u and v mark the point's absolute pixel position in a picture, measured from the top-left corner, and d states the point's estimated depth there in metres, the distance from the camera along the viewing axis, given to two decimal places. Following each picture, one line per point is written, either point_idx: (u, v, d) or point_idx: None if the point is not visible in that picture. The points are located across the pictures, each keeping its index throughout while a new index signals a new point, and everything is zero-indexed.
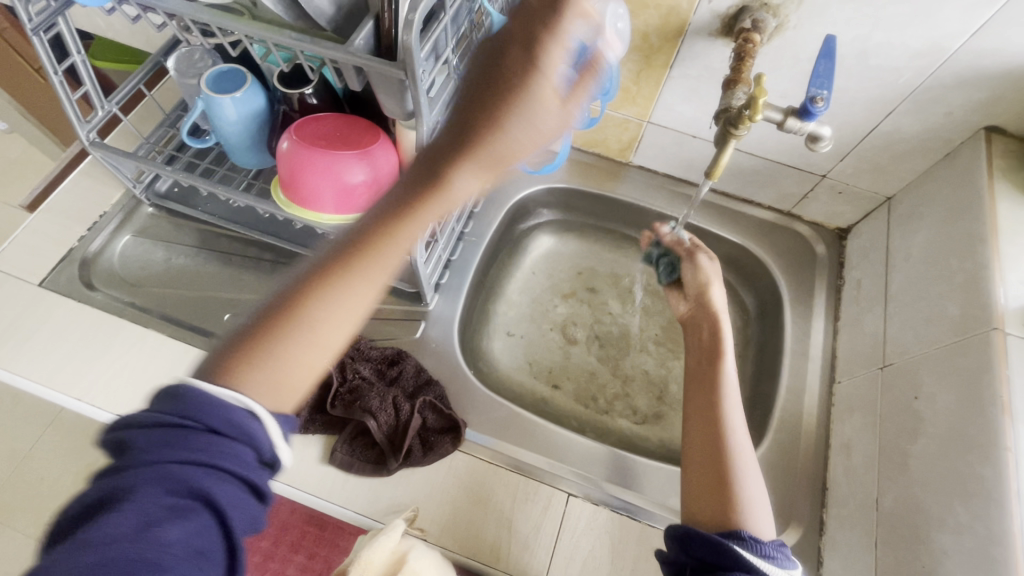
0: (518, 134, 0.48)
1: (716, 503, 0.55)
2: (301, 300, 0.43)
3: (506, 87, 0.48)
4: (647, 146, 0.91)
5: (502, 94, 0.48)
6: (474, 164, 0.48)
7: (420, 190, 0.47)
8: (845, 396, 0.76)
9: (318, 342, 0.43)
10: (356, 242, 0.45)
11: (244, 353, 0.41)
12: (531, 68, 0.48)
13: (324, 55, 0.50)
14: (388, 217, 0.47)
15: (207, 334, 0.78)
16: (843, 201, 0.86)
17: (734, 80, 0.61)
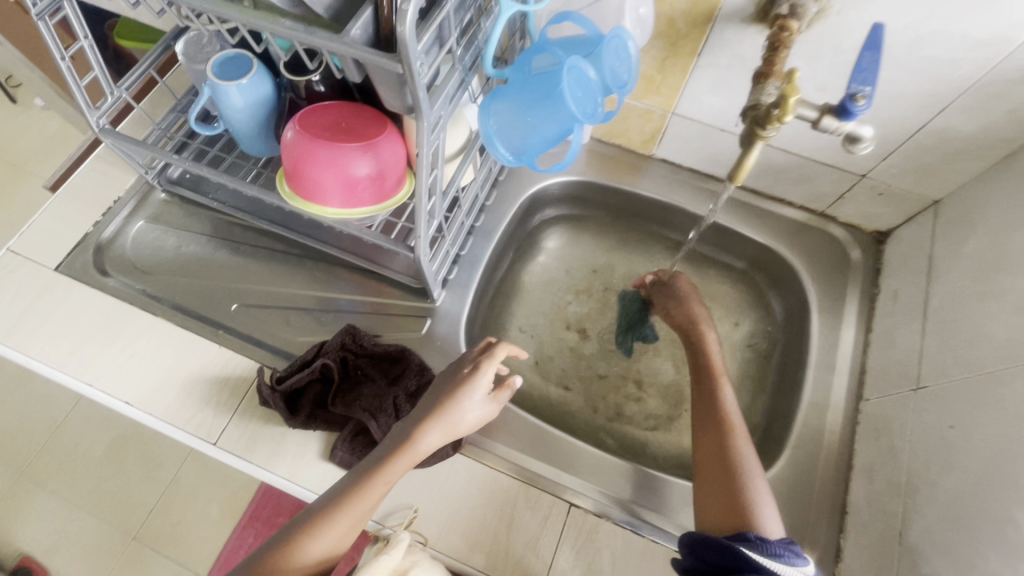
0: (473, 410, 0.65)
1: (725, 509, 0.59)
2: (324, 514, 0.58)
3: (456, 387, 0.66)
4: (671, 138, 0.85)
5: (458, 386, 0.65)
6: (438, 426, 0.63)
7: (394, 449, 0.62)
8: (872, 416, 0.71)
9: (338, 535, 0.57)
10: (377, 455, 0.63)
11: (300, 536, 0.57)
12: (467, 376, 0.66)
13: (318, 46, 0.47)
14: (373, 463, 0.62)
15: (215, 324, 0.78)
16: (884, 203, 0.79)
17: (765, 73, 0.56)
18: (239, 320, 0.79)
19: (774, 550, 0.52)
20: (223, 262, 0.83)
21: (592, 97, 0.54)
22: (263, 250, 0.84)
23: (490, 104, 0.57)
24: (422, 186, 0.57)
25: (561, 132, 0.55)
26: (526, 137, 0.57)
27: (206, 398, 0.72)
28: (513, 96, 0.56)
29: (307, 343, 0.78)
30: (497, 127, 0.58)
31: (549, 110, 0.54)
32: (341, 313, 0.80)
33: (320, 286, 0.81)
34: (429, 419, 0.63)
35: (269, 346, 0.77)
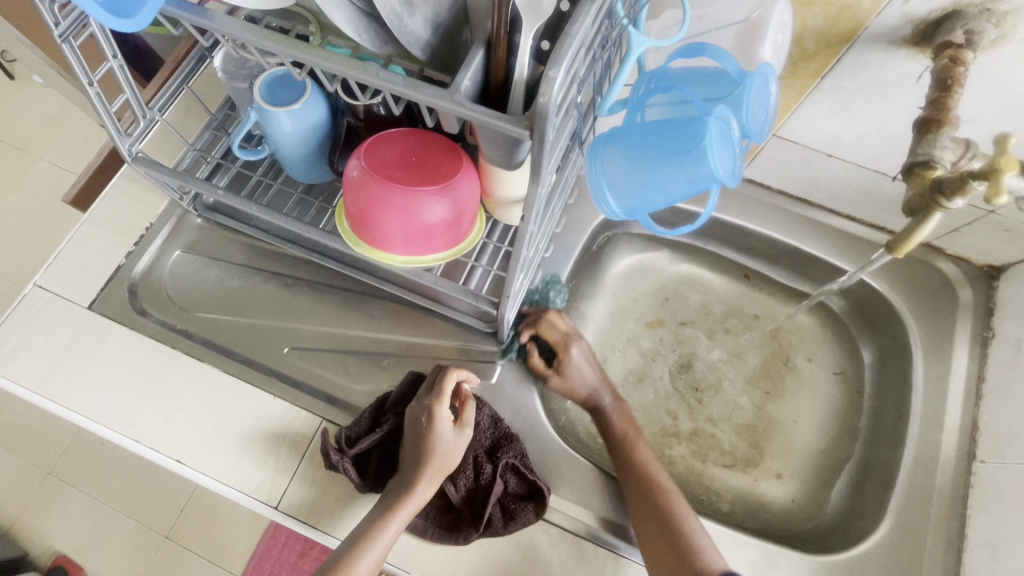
0: (453, 447, 0.63)
1: (670, 549, 0.59)
2: None
3: (423, 433, 0.63)
4: (765, 160, 0.76)
5: (426, 437, 0.62)
6: (428, 473, 0.61)
7: (385, 510, 0.60)
8: (991, 482, 0.65)
9: None
10: (372, 515, 0.61)
11: None
12: (429, 419, 0.63)
13: (420, 101, 0.38)
14: (368, 525, 0.60)
15: (266, 370, 0.72)
16: (1008, 240, 0.70)
17: (936, 119, 0.47)
18: (292, 365, 0.72)
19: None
20: (270, 298, 0.76)
21: (733, 153, 0.45)
22: (311, 283, 0.76)
23: (604, 152, 0.48)
24: (523, 237, 0.50)
25: (691, 189, 0.47)
26: (645, 194, 0.48)
27: (262, 454, 0.67)
28: (633, 145, 0.47)
29: (367, 392, 0.71)
30: (610, 177, 0.49)
31: (683, 167, 0.45)
32: (402, 357, 0.73)
33: (377, 327, 0.74)
34: (416, 471, 0.62)
35: (326, 395, 0.70)
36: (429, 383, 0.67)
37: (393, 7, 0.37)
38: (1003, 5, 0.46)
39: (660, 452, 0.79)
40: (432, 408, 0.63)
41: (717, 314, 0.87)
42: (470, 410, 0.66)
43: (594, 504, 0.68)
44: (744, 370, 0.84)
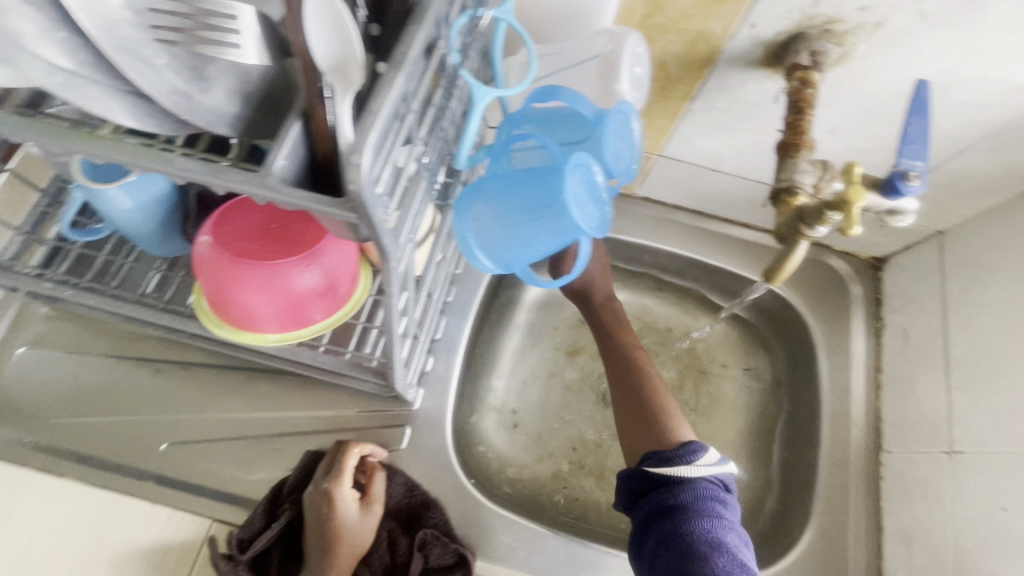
0: (368, 526, 0.58)
1: (643, 425, 0.58)
2: None
3: (325, 521, 0.56)
4: (655, 178, 0.75)
5: (329, 525, 0.56)
6: (339, 562, 0.56)
7: None
8: (899, 473, 0.67)
9: None
10: None
11: None
12: (329, 505, 0.56)
13: (229, 189, 0.33)
14: None
15: (140, 474, 0.63)
16: (885, 233, 0.73)
17: (792, 144, 0.47)
18: (171, 463, 0.64)
19: (672, 457, 0.53)
20: (141, 387, 0.67)
21: (600, 199, 0.43)
22: (190, 364, 0.68)
23: (469, 208, 0.45)
24: (393, 311, 0.45)
25: (561, 243, 0.44)
26: (518, 247, 0.45)
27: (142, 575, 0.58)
28: (497, 197, 0.45)
29: (261, 481, 0.63)
30: (478, 236, 0.46)
31: (547, 223, 0.42)
32: (301, 434, 0.66)
33: (268, 404, 0.67)
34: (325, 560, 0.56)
35: (215, 492, 0.62)
36: (327, 462, 0.60)
37: (173, 86, 0.32)
38: (841, 25, 0.47)
39: (591, 486, 0.76)
40: (332, 491, 0.57)
41: (636, 332, 0.84)
42: (382, 482, 0.61)
43: (523, 561, 0.63)
44: (665, 386, 0.83)
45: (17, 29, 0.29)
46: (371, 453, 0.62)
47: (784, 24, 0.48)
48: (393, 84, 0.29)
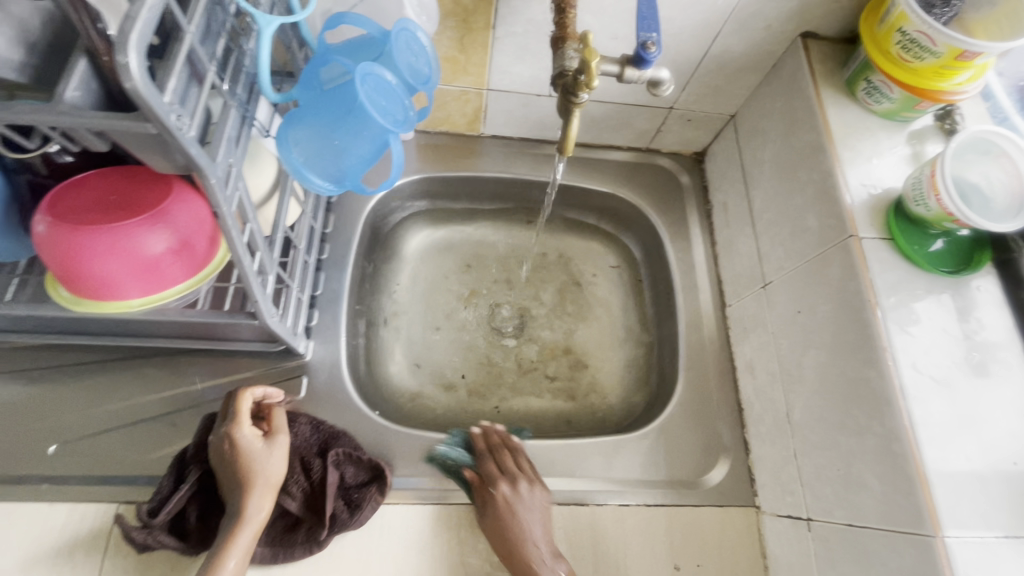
0: (280, 455, 0.61)
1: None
2: None
3: (232, 460, 0.59)
4: (494, 114, 0.83)
5: (237, 464, 0.58)
6: (257, 493, 0.58)
7: (222, 541, 0.56)
8: (739, 318, 0.78)
9: None
10: (208, 559, 0.55)
11: None
12: (232, 445, 0.59)
13: (26, 124, 0.36)
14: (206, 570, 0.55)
15: (32, 481, 0.62)
16: (694, 126, 0.85)
17: (561, 37, 0.55)
18: (66, 462, 0.63)
19: None
20: (20, 400, 0.66)
21: (399, 102, 0.49)
22: (71, 366, 0.68)
23: (288, 135, 0.50)
24: (237, 243, 0.49)
25: (378, 147, 0.51)
26: (342, 161, 0.50)
27: (53, 570, 0.58)
28: (312, 120, 0.50)
29: (164, 457, 0.65)
30: (303, 158, 0.50)
31: (357, 128, 0.49)
32: (201, 407, 0.68)
33: (162, 386, 0.68)
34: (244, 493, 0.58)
35: (117, 479, 0.63)
36: (224, 411, 0.62)
37: None
38: None
39: (496, 399, 0.83)
40: (232, 432, 0.60)
41: (514, 262, 0.93)
42: (283, 416, 0.64)
43: (434, 469, 0.68)
44: (547, 301, 0.91)
45: None
46: (264, 394, 0.65)
47: None
48: None
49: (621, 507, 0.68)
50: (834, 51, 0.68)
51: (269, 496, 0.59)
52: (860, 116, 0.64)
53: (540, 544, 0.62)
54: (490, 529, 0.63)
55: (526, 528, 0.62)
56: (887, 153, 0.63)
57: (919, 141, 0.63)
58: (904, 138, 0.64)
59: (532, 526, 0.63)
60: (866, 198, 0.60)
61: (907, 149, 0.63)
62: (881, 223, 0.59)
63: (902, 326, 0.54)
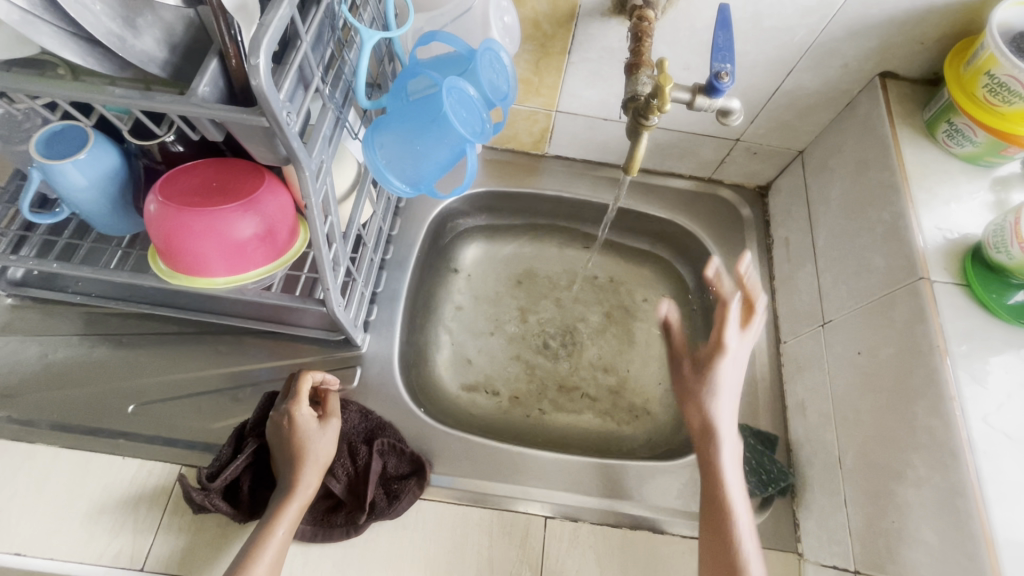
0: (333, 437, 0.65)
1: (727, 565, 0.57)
2: None
3: (289, 435, 0.63)
4: (561, 135, 0.86)
5: (293, 439, 0.62)
6: (308, 468, 0.61)
7: (273, 511, 0.59)
8: (793, 356, 0.75)
9: None
10: (258, 526, 0.59)
11: None
12: (290, 422, 0.63)
13: (163, 110, 0.42)
14: (255, 536, 0.58)
15: (109, 434, 0.68)
16: (760, 160, 0.85)
17: (636, 64, 0.57)
18: (140, 422, 0.69)
19: None
20: (108, 360, 0.73)
21: (478, 115, 0.53)
22: (154, 335, 0.75)
23: (374, 138, 0.54)
24: (317, 233, 0.53)
25: (454, 154, 0.54)
26: (419, 165, 0.54)
27: (119, 518, 0.63)
28: (397, 126, 0.54)
29: (225, 427, 0.69)
30: (386, 160, 0.54)
31: (437, 136, 0.52)
32: (262, 385, 0.72)
33: (229, 362, 0.74)
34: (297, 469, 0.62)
35: (182, 443, 0.68)
36: (285, 390, 0.67)
37: (110, 29, 0.41)
38: None
39: (536, 413, 0.84)
40: (291, 410, 0.64)
41: (566, 280, 0.94)
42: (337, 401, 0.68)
43: (473, 472, 0.70)
44: (594, 321, 0.91)
45: None
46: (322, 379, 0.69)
47: None
48: (280, 6, 0.39)
49: (655, 534, 0.67)
50: (914, 92, 0.67)
51: (318, 474, 0.62)
52: (938, 158, 0.63)
53: (737, 349, 0.69)
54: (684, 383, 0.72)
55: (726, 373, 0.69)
56: (966, 198, 0.61)
57: (1003, 188, 0.61)
58: (986, 184, 0.61)
59: (737, 335, 0.69)
60: (941, 242, 0.58)
61: (989, 196, 0.61)
62: (956, 268, 0.57)
63: (974, 377, 0.52)
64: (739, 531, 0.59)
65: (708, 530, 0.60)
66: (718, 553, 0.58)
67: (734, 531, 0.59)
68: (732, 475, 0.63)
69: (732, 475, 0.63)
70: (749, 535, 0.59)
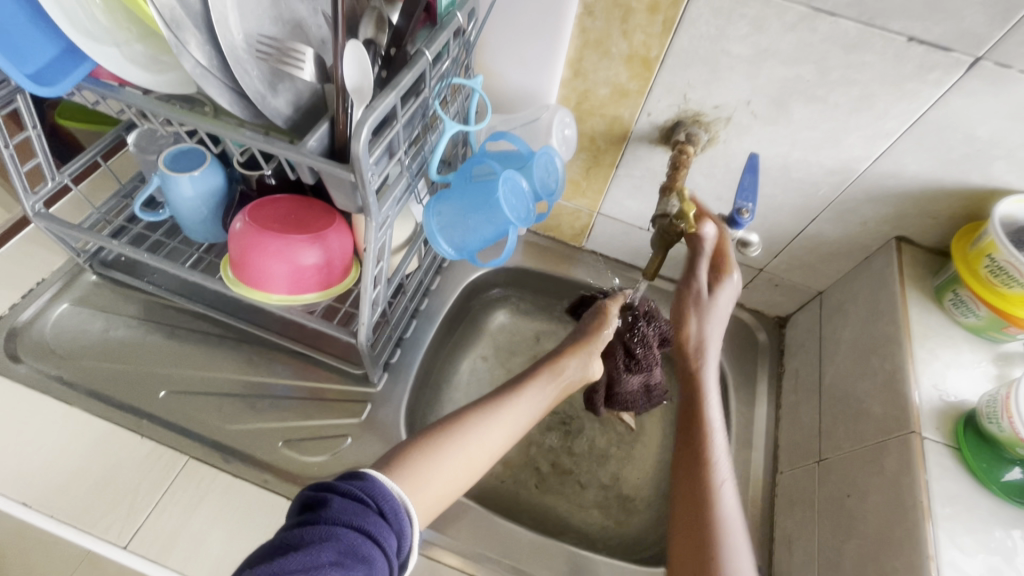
0: (543, 386, 0.70)
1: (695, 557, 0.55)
2: (431, 447, 0.59)
3: (593, 322, 0.76)
4: (599, 233, 0.95)
5: (598, 318, 0.76)
6: (585, 351, 0.73)
7: (501, 399, 0.67)
8: (786, 487, 0.75)
9: (446, 458, 0.58)
10: (458, 415, 0.64)
11: (424, 456, 0.57)
12: (600, 314, 0.76)
13: (277, 153, 0.52)
14: (454, 417, 0.63)
15: (137, 412, 0.74)
16: (780, 293, 0.89)
17: (669, 188, 0.66)
18: (166, 408, 0.75)
19: None
20: (156, 347, 0.81)
21: (524, 203, 0.62)
22: (201, 334, 0.83)
23: (435, 206, 0.63)
24: (367, 276, 0.61)
25: (498, 232, 0.63)
26: (466, 235, 0.63)
27: (121, 494, 0.67)
28: (455, 199, 0.63)
29: (237, 431, 0.75)
30: (440, 225, 0.63)
31: (487, 214, 0.61)
32: (281, 400, 0.78)
33: (260, 372, 0.80)
34: (470, 411, 0.64)
35: (196, 437, 0.73)
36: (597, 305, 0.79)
37: (258, 89, 0.52)
38: (705, 117, 0.69)
39: (524, 487, 0.85)
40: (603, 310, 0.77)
41: None
42: (564, 351, 0.74)
43: (452, 529, 0.71)
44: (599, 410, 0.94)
45: (184, 39, 0.47)
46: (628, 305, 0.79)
47: (669, 113, 0.70)
48: (388, 96, 0.49)
49: None
50: (927, 259, 0.72)
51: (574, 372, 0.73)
52: (943, 324, 0.67)
53: (717, 319, 0.67)
54: (689, 373, 0.68)
55: (716, 307, 0.67)
56: (967, 366, 0.64)
57: (1004, 363, 0.65)
58: (989, 357, 0.65)
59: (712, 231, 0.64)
60: (937, 403, 0.60)
61: (991, 368, 0.64)
62: (949, 430, 0.59)
63: (956, 541, 0.52)
64: (721, 491, 0.59)
65: (682, 489, 0.60)
66: (695, 515, 0.57)
67: (714, 477, 0.59)
68: (715, 411, 0.65)
69: (715, 418, 0.64)
70: (726, 487, 0.59)
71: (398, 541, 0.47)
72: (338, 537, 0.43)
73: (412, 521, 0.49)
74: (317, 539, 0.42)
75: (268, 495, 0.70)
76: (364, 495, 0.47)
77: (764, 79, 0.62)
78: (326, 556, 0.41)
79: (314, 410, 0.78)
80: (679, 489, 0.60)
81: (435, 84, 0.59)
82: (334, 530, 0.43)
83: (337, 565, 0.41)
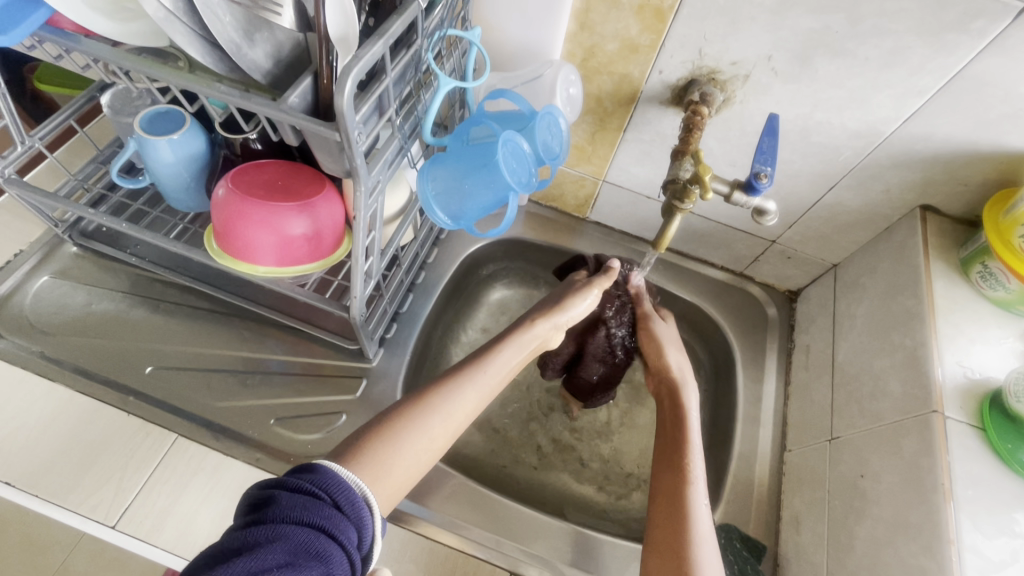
0: (508, 353, 0.68)
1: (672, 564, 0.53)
2: (388, 429, 0.56)
3: (561, 294, 0.74)
4: (604, 203, 0.90)
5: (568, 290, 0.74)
6: (545, 321, 0.71)
7: (466, 374, 0.64)
8: (795, 466, 0.73)
9: (406, 440, 0.56)
10: (421, 394, 0.61)
11: (381, 438, 0.55)
12: (568, 287, 0.74)
13: (256, 111, 0.48)
14: (418, 396, 0.61)
15: (123, 389, 0.71)
16: (793, 266, 0.86)
17: (681, 151, 0.62)
18: (153, 384, 0.72)
19: None
20: (142, 321, 0.77)
21: (524, 167, 0.57)
22: (188, 308, 0.79)
23: (429, 170, 0.59)
24: (359, 247, 0.57)
25: (497, 199, 0.58)
26: (463, 201, 0.59)
27: (108, 472, 0.65)
28: (451, 163, 0.59)
29: (227, 408, 0.72)
30: (435, 192, 0.59)
31: (486, 179, 0.57)
32: (273, 376, 0.75)
33: (251, 348, 0.77)
34: (434, 389, 0.62)
35: (185, 414, 0.71)
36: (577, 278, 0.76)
37: (232, 38, 0.47)
38: (721, 75, 0.64)
39: (524, 465, 0.83)
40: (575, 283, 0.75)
41: None
42: (525, 320, 0.71)
43: (451, 507, 0.69)
44: None
45: None
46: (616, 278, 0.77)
47: (682, 71, 0.65)
48: (375, 44, 0.44)
49: None
50: (953, 230, 0.68)
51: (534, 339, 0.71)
52: (968, 298, 0.63)
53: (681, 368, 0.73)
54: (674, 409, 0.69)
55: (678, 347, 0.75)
56: (992, 342, 0.61)
57: None
58: (1016, 333, 0.62)
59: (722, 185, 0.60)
60: (960, 380, 0.57)
61: (1018, 345, 0.61)
62: (972, 409, 0.56)
63: (978, 526, 0.50)
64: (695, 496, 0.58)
65: (659, 488, 0.60)
66: (669, 521, 0.56)
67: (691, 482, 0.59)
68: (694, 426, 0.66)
69: (695, 436, 0.65)
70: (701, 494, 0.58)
71: (358, 532, 0.45)
72: (288, 537, 0.40)
73: (370, 510, 0.47)
74: (264, 540, 0.39)
75: (260, 474, 0.67)
76: (317, 489, 0.45)
77: (788, 31, 0.57)
78: (274, 558, 0.38)
79: (307, 386, 0.75)
80: (655, 515, 0.58)
81: (429, 36, 0.54)
82: (282, 529, 0.40)
83: (287, 566, 0.38)
